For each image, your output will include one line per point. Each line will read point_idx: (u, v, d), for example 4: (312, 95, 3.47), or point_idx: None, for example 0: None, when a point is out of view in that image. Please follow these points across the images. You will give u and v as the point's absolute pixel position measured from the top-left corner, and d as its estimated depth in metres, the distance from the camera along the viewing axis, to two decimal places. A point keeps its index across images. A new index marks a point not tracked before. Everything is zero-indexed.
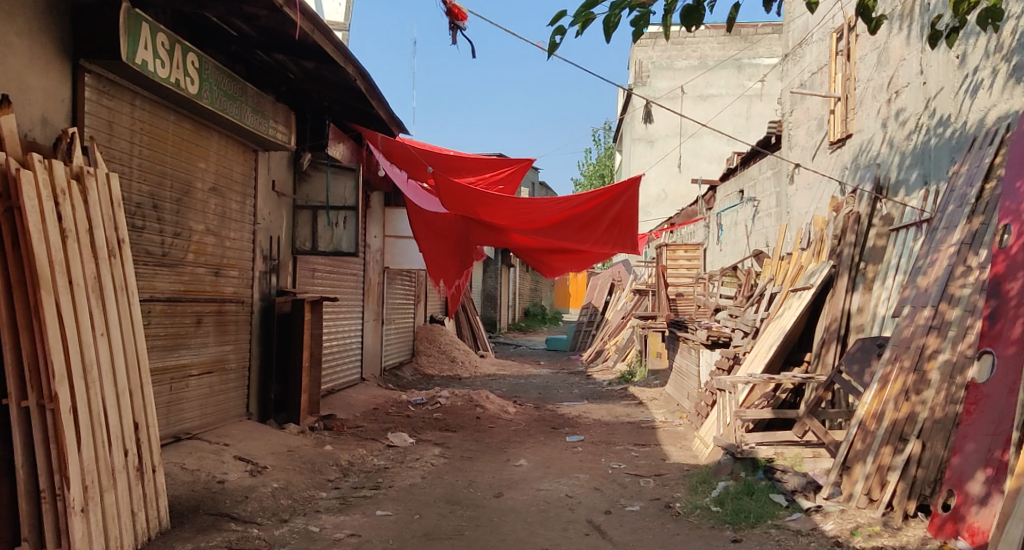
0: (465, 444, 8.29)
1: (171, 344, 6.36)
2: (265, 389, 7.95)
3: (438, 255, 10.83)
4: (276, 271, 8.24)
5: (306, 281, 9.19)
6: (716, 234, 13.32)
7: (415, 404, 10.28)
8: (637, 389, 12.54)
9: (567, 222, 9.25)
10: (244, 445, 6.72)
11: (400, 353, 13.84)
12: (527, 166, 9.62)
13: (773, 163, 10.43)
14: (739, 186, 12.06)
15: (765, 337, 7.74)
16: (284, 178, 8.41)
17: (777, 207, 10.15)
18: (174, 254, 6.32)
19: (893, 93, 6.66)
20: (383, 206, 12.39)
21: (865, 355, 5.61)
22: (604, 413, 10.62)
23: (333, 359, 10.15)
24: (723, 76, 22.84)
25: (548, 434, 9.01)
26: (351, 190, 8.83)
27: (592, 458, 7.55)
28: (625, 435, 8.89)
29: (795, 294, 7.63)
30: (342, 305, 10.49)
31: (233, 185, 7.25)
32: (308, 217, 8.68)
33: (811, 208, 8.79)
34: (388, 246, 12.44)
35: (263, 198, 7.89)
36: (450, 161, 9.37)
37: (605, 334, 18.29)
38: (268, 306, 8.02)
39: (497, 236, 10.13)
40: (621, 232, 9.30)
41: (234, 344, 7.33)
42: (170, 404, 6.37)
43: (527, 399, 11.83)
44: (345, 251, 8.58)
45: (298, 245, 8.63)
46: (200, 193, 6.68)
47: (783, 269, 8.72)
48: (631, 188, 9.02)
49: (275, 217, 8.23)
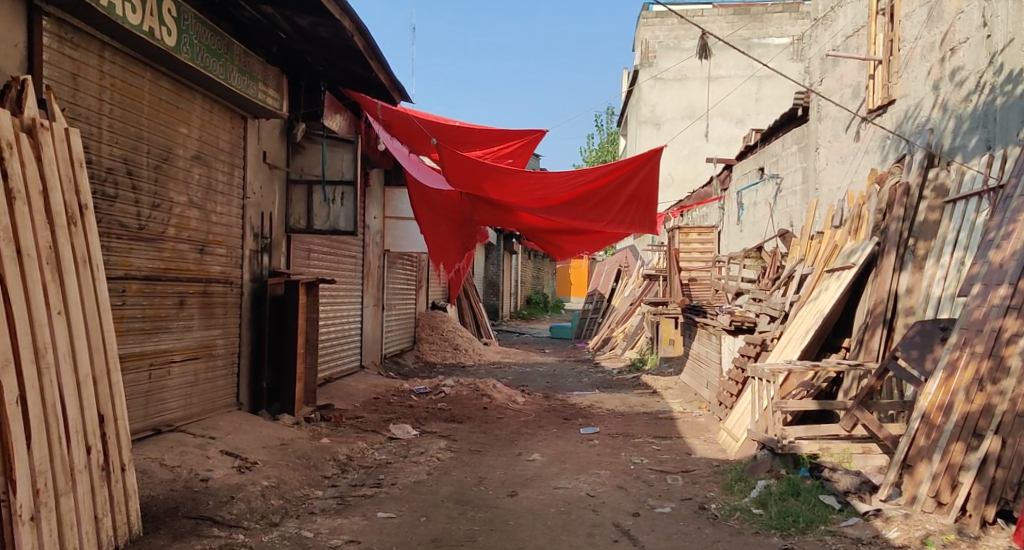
0: (472, 437, 7.70)
1: (149, 328, 5.75)
2: (257, 377, 7.36)
3: (439, 236, 10.23)
4: (267, 251, 7.64)
5: (301, 263, 8.58)
6: (733, 214, 12.69)
7: (418, 393, 9.69)
8: (651, 377, 11.93)
9: (580, 199, 8.62)
10: (234, 439, 6.12)
11: (401, 340, 13.24)
12: (538, 138, 9.04)
13: (799, 137, 9.84)
14: (759, 164, 11.47)
15: (799, 321, 7.13)
16: (276, 150, 7.81)
17: (804, 184, 9.54)
18: (153, 228, 5.73)
19: (948, 51, 6.07)
20: (383, 185, 11.76)
21: (925, 339, 5.00)
22: (618, 403, 10.01)
23: (330, 346, 9.54)
24: (733, 55, 22.29)
25: (560, 425, 8.40)
26: (349, 163, 8.04)
27: (611, 452, 6.95)
28: (643, 427, 8.29)
29: (833, 275, 7.02)
30: (339, 288, 9.89)
31: (220, 155, 6.65)
32: (303, 193, 8.06)
33: (845, 183, 8.19)
34: (388, 227, 11.91)
35: (252, 169, 7.26)
36: (455, 133, 8.76)
37: (612, 322, 17.66)
38: (259, 288, 7.42)
39: (503, 216, 9.49)
40: (639, 211, 8.73)
41: (221, 328, 6.72)
42: (150, 394, 5.77)
43: (535, 388, 11.23)
44: (342, 230, 7.93)
45: (292, 224, 8.04)
46: (182, 161, 6.08)
47: (815, 249, 8.13)
48: (650, 163, 8.40)
49: (268, 191, 7.65)
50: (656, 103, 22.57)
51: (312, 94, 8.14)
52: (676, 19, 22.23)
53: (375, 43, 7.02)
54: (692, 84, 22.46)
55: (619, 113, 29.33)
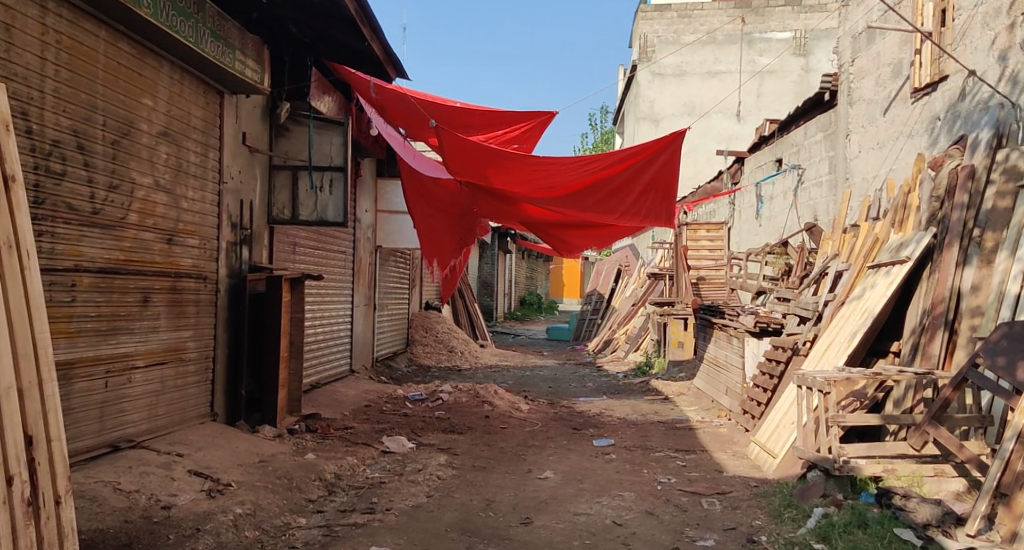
0: (475, 450, 6.93)
1: (105, 328, 4.98)
2: (234, 383, 6.57)
3: (434, 232, 9.49)
4: (247, 243, 6.88)
5: (286, 257, 7.81)
6: (747, 208, 12.01)
7: (413, 400, 8.92)
8: (661, 382, 11.19)
9: (592, 190, 7.91)
10: (205, 455, 5.33)
11: (394, 342, 12.49)
12: (547, 120, 8.36)
13: (825, 123, 9.19)
14: (778, 154, 10.83)
15: (841, 322, 6.42)
16: (257, 132, 7.03)
17: (831, 174, 8.87)
18: (111, 212, 4.98)
19: (1018, 16, 5.39)
20: (375, 177, 11.04)
21: (1014, 343, 4.28)
22: (629, 411, 9.27)
23: (318, 349, 8.77)
24: (733, 50, 21.51)
25: (571, 436, 7.64)
26: (338, 147, 7.33)
27: (632, 469, 6.20)
28: (661, 439, 7.55)
29: (879, 271, 6.30)
30: (328, 285, 9.12)
31: (192, 133, 5.87)
32: (287, 179, 7.31)
33: (883, 171, 7.52)
34: (381, 221, 11.19)
35: (230, 151, 6.49)
36: (455, 116, 8.03)
37: (613, 323, 16.93)
38: (237, 285, 6.64)
39: (505, 209, 8.74)
40: (657, 200, 7.97)
41: (192, 329, 5.94)
42: (107, 405, 4.98)
43: (538, 394, 10.46)
44: (330, 222, 7.19)
45: (275, 214, 7.28)
46: (146, 138, 5.30)
47: (851, 244, 7.45)
48: (671, 147, 7.64)
49: (248, 177, 6.89)
50: (655, 98, 21.75)
51: (298, 70, 7.38)
52: (674, 13, 21.64)
53: (368, 7, 6.25)
54: (692, 80, 21.68)
55: (615, 110, 28.59)
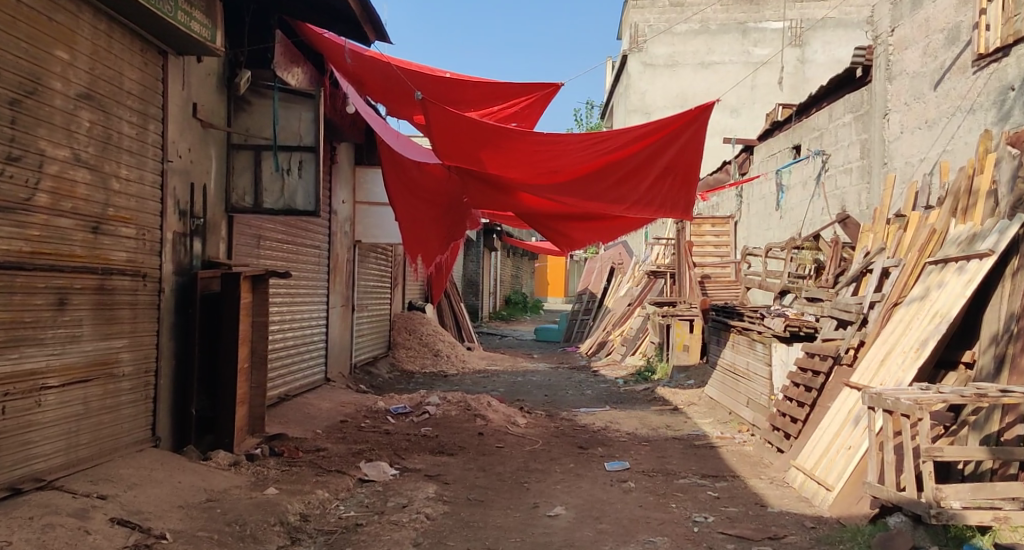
0: (469, 477, 5.94)
1: (3, 339, 3.95)
2: (183, 401, 5.54)
3: (417, 224, 8.48)
4: (199, 234, 5.84)
5: (248, 252, 6.79)
6: (759, 200, 11.11)
7: (396, 413, 7.89)
8: (668, 390, 10.22)
9: (599, 174, 6.94)
10: (138, 496, 4.28)
11: (374, 347, 11.46)
12: (551, 95, 7.37)
13: (854, 103, 8.32)
14: (794, 141, 9.98)
15: (901, 328, 5.49)
16: (213, 104, 6.00)
17: (863, 159, 8.00)
18: (9, 191, 3.96)
19: None
20: (352, 165, 10.01)
21: None
22: (638, 424, 8.31)
23: (287, 356, 7.76)
24: (728, 40, 20.47)
25: (578, 458, 6.66)
26: (308, 124, 6.39)
27: (658, 504, 5.25)
28: (682, 461, 6.60)
29: (946, 267, 5.40)
30: (300, 284, 8.08)
31: (126, 99, 4.80)
32: (248, 161, 6.33)
33: (933, 152, 6.66)
34: (360, 214, 10.15)
35: (175, 123, 5.45)
36: (443, 89, 7.11)
37: (607, 323, 15.93)
38: (186, 284, 5.62)
39: (499, 200, 7.72)
40: (676, 186, 6.99)
41: (128, 337, 4.88)
42: (5, 436, 3.94)
43: (533, 404, 9.45)
44: (300, 211, 6.32)
45: (235, 201, 6.31)
46: (61, 100, 4.27)
47: (897, 237, 6.53)
48: (694, 125, 6.71)
49: (202, 156, 5.87)
50: (645, 90, 20.57)
51: (261, 33, 6.34)
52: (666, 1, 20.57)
53: None
54: (684, 71, 20.57)
55: (603, 103, 27.53)
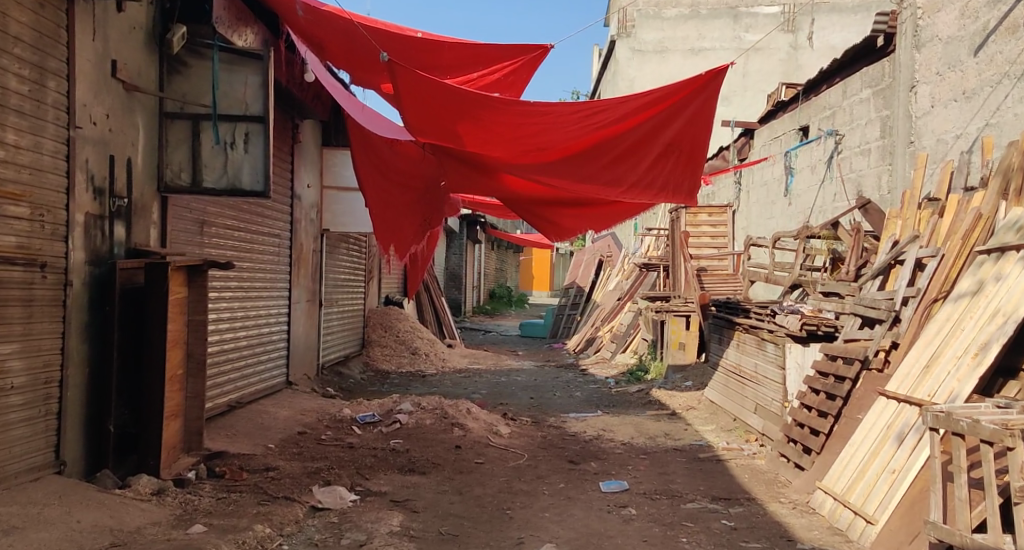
0: (443, 503, 5.08)
1: None
2: (99, 417, 4.62)
3: (389, 210, 7.57)
4: (121, 217, 4.91)
5: (187, 240, 5.87)
6: (761, 186, 10.34)
7: (364, 422, 7.00)
8: (665, 393, 9.36)
9: (594, 151, 6.08)
10: (15, 543, 3.51)
11: (346, 345, 10.55)
12: (537, 60, 6.54)
13: (871, 76, 7.49)
14: (800, 122, 9.20)
15: (954, 330, 4.64)
16: (139, 64, 5.07)
17: (883, 137, 7.19)
18: None
19: None
20: (319, 146, 9.09)
21: None
22: (633, 432, 7.47)
23: (237, 357, 6.85)
24: (719, 26, 19.50)
25: (569, 476, 5.81)
26: (256, 90, 5.53)
27: (664, 539, 4.41)
28: (688, 479, 5.76)
29: (1004, 258, 4.63)
30: (253, 276, 7.16)
31: (11, 46, 4.04)
32: (184, 133, 5.42)
33: (974, 125, 5.91)
34: (327, 200, 9.23)
35: (88, 83, 4.57)
36: (412, 51, 6.27)
37: (596, 319, 15.07)
38: (104, 277, 4.71)
39: (479, 184, 6.85)
40: (681, 166, 6.12)
41: (19, 340, 4.09)
42: None
43: (517, 409, 8.58)
44: (247, 192, 5.49)
45: (168, 179, 5.40)
46: None
47: (932, 224, 5.72)
48: (702, 95, 5.86)
49: (126, 124, 4.96)
50: (634, 77, 19.70)
51: None
52: None
53: None
54: (673, 58, 19.69)
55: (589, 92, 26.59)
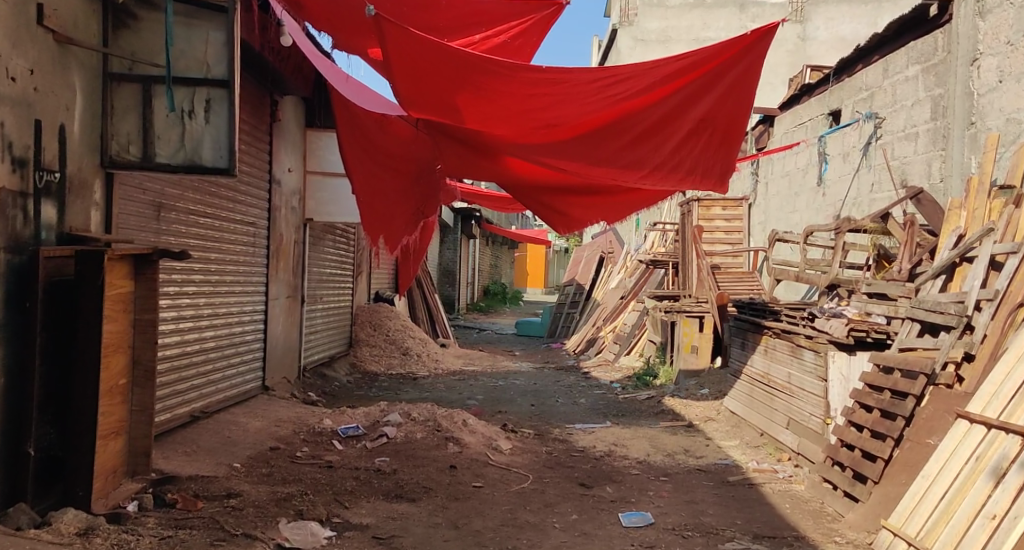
0: (435, 541, 4.26)
1: None
2: (16, 438, 3.81)
3: (380, 198, 6.75)
4: (52, 196, 4.09)
5: (137, 226, 5.03)
6: (782, 176, 9.53)
7: (345, 435, 6.17)
8: (679, 401, 8.53)
9: (613, 128, 5.27)
10: None
11: (331, 345, 9.72)
12: (550, 19, 5.82)
13: (921, 50, 6.67)
14: (831, 105, 8.39)
15: None
16: (76, 12, 4.23)
17: (935, 119, 6.39)
18: None
19: None
20: (302, 127, 8.22)
21: None
22: (649, 448, 6.65)
23: (201, 362, 6.02)
24: (725, 15, 18.62)
25: (582, 504, 4.99)
26: (220, 48, 4.62)
27: None
28: (720, 509, 4.95)
29: None
30: (223, 268, 6.33)
31: None
32: (133, 98, 4.56)
33: None
34: (311, 186, 8.38)
35: (3, 29, 3.74)
36: (407, 7, 5.46)
37: (598, 318, 14.21)
38: (24, 267, 3.89)
39: (477, 166, 6.02)
40: (716, 145, 5.30)
41: None
42: None
43: (518, 419, 7.76)
44: (208, 169, 4.62)
45: (113, 152, 4.56)
46: None
47: (1009, 215, 4.91)
48: (745, 61, 5.05)
49: (59, 84, 4.12)
50: None
51: None
52: None
53: None
54: (677, 48, 18.76)
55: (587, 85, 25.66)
